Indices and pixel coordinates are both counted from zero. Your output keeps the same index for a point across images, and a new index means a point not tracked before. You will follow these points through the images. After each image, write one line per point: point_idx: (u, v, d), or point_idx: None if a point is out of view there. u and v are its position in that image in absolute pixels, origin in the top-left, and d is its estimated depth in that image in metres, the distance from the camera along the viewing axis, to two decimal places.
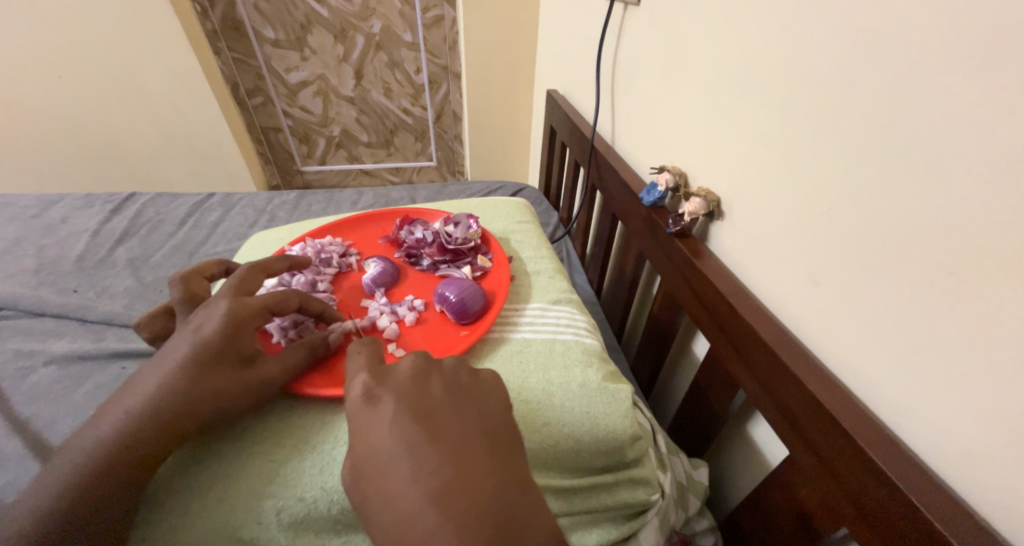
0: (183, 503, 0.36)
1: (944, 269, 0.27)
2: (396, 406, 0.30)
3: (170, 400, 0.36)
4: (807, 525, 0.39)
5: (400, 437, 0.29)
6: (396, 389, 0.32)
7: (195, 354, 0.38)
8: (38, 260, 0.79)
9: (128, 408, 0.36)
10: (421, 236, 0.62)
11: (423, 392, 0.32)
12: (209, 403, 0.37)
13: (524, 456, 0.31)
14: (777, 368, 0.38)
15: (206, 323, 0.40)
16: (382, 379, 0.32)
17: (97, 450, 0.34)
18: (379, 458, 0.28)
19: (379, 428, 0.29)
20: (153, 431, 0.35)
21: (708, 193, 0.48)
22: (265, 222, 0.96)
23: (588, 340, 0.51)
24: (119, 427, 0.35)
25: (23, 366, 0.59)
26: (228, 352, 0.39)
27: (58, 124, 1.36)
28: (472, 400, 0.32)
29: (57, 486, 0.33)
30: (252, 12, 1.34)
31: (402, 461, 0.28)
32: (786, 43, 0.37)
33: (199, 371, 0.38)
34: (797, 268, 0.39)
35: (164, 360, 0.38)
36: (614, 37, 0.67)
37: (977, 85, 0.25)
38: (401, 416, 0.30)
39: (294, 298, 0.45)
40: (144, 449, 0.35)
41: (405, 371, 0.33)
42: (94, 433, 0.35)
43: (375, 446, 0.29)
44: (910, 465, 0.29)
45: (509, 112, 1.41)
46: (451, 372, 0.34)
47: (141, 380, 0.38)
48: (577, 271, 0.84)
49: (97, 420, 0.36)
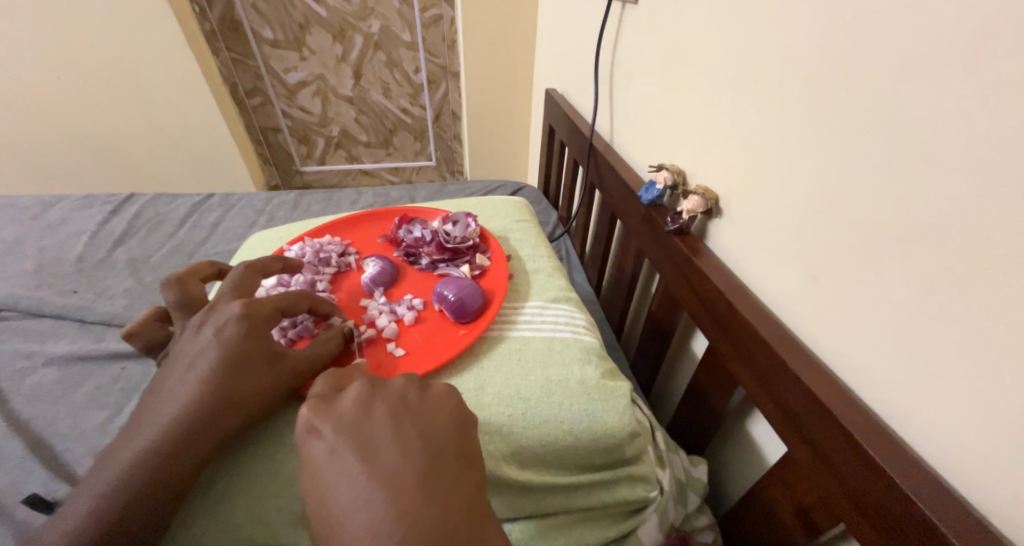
0: (208, 504, 0.36)
1: (943, 264, 0.27)
2: (333, 436, 0.30)
3: (198, 406, 0.36)
4: (805, 521, 0.39)
5: (336, 471, 0.29)
6: (337, 417, 0.32)
7: (223, 358, 0.38)
8: (38, 261, 0.79)
9: (166, 416, 0.36)
10: (420, 236, 0.63)
11: (363, 417, 0.31)
12: (238, 405, 0.37)
13: (471, 478, 0.30)
14: (776, 364, 0.38)
15: (226, 325, 0.39)
16: (325, 407, 0.33)
17: (139, 460, 0.34)
18: (320, 492, 0.29)
19: (319, 461, 0.30)
20: (193, 437, 0.35)
21: (706, 191, 0.48)
22: (264, 222, 0.96)
23: (587, 338, 0.51)
24: (159, 435, 0.35)
25: (24, 366, 0.59)
26: (255, 353, 0.39)
27: (57, 125, 1.36)
28: (416, 422, 0.32)
29: (105, 495, 0.33)
30: (251, 12, 1.34)
31: (338, 493, 0.28)
32: (783, 41, 0.37)
33: (227, 375, 0.37)
34: (795, 265, 0.39)
35: (193, 365, 0.38)
36: (612, 35, 0.68)
37: (975, 81, 0.25)
38: (337, 447, 0.30)
39: (302, 299, 0.45)
40: (189, 455, 0.35)
41: (350, 396, 0.33)
42: (135, 442, 0.35)
43: (316, 480, 0.29)
44: (907, 460, 0.29)
45: (507, 111, 1.41)
46: (396, 394, 0.34)
47: (171, 387, 0.37)
48: (576, 270, 0.84)
49: (135, 428, 0.36)
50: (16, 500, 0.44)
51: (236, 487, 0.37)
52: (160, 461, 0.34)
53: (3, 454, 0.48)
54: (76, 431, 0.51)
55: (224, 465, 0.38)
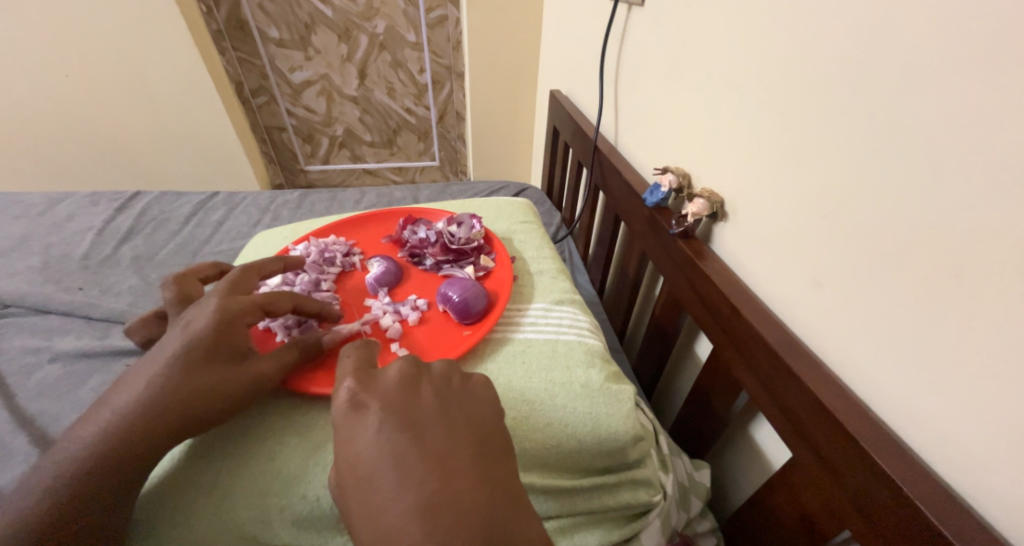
0: (188, 503, 0.36)
1: (951, 271, 0.27)
2: (381, 413, 0.30)
3: (153, 398, 0.36)
4: (809, 526, 0.39)
5: (383, 447, 0.29)
6: (384, 395, 0.32)
7: (185, 351, 0.38)
8: (44, 257, 0.80)
9: (117, 408, 0.35)
10: (424, 236, 0.63)
11: (412, 398, 0.32)
12: (198, 400, 0.37)
13: (511, 464, 0.31)
14: (781, 370, 0.38)
15: (195, 319, 0.40)
16: (369, 385, 0.33)
17: (84, 451, 0.34)
18: (363, 468, 0.28)
19: (364, 436, 0.29)
20: (145, 429, 0.35)
21: (711, 194, 0.48)
22: (269, 221, 0.96)
23: (591, 341, 0.50)
24: (106, 426, 0.35)
25: (29, 362, 0.59)
26: (219, 347, 0.39)
27: (64, 123, 1.37)
28: (462, 407, 0.33)
29: (44, 489, 0.32)
30: (256, 11, 1.35)
31: (385, 472, 0.28)
32: (790, 44, 0.37)
33: (188, 368, 0.37)
34: (800, 270, 0.38)
35: (154, 358, 0.38)
36: (618, 37, 0.67)
37: (983, 87, 0.24)
38: (387, 424, 0.30)
39: (286, 298, 0.45)
40: (137, 448, 0.34)
41: (394, 377, 0.33)
42: (81, 433, 0.35)
43: (359, 456, 0.29)
44: (912, 466, 0.29)
45: (511, 112, 1.41)
46: (441, 379, 0.34)
47: (130, 379, 0.37)
48: (579, 271, 0.84)
49: (84, 420, 0.36)
50: None
51: (237, 486, 0.37)
52: (105, 453, 0.34)
53: (8, 449, 0.48)
54: None
55: (205, 464, 0.38)
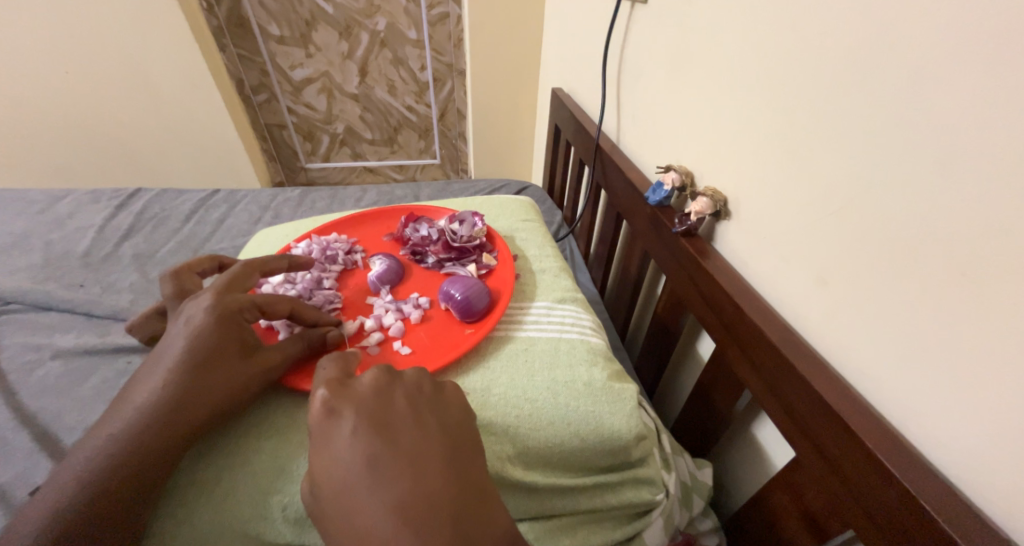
0: (193, 505, 0.36)
1: (958, 270, 0.27)
2: (355, 417, 0.30)
3: (168, 394, 0.36)
4: (814, 526, 0.39)
5: (357, 451, 0.29)
6: (357, 400, 0.32)
7: (192, 347, 0.38)
8: (45, 255, 0.79)
9: (134, 406, 0.36)
10: (427, 234, 0.63)
11: (386, 403, 0.32)
12: (214, 397, 0.38)
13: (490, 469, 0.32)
14: (786, 370, 0.38)
15: (195, 315, 0.40)
16: (343, 391, 0.33)
17: (106, 450, 0.35)
18: (337, 471, 0.28)
19: (337, 441, 0.30)
20: (162, 428, 0.35)
21: (714, 192, 0.48)
22: (270, 219, 0.96)
23: (594, 339, 0.50)
24: (126, 425, 0.35)
25: (31, 359, 0.59)
26: (227, 344, 0.40)
27: (63, 118, 1.37)
28: (436, 413, 0.33)
29: (69, 488, 0.33)
30: (258, 8, 1.34)
31: (360, 474, 0.28)
32: (796, 39, 0.36)
33: (202, 362, 0.38)
34: (805, 268, 0.38)
35: (162, 356, 0.38)
36: (621, 33, 0.67)
37: (990, 83, 0.24)
38: (361, 429, 0.30)
39: (285, 302, 0.46)
40: (152, 447, 0.35)
41: (369, 383, 0.33)
42: (103, 432, 0.36)
43: (332, 459, 0.29)
44: (921, 467, 0.29)
45: (513, 109, 1.40)
46: (416, 385, 0.35)
47: (142, 379, 0.38)
48: (581, 270, 0.84)
49: (103, 422, 0.36)
50: (23, 492, 0.44)
51: (243, 483, 0.37)
52: (124, 449, 0.34)
53: (10, 447, 0.48)
54: (82, 426, 0.51)
55: (208, 463, 0.38)
